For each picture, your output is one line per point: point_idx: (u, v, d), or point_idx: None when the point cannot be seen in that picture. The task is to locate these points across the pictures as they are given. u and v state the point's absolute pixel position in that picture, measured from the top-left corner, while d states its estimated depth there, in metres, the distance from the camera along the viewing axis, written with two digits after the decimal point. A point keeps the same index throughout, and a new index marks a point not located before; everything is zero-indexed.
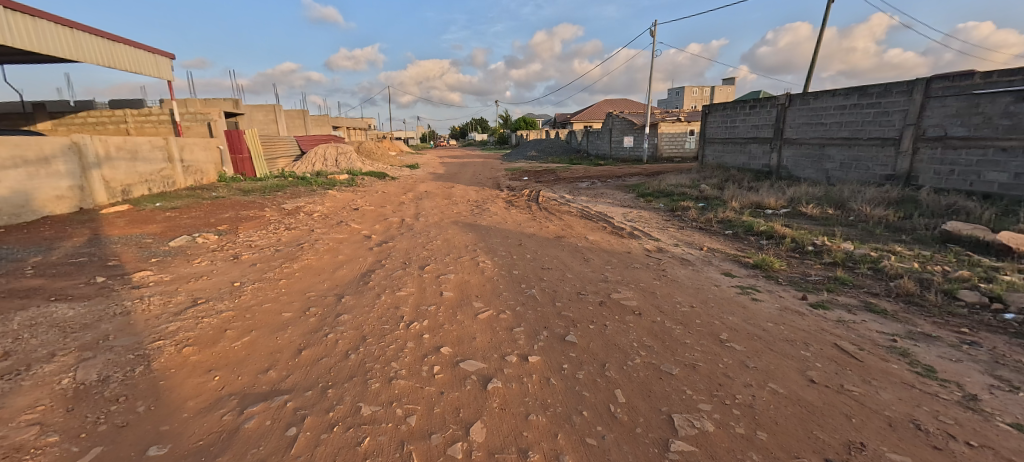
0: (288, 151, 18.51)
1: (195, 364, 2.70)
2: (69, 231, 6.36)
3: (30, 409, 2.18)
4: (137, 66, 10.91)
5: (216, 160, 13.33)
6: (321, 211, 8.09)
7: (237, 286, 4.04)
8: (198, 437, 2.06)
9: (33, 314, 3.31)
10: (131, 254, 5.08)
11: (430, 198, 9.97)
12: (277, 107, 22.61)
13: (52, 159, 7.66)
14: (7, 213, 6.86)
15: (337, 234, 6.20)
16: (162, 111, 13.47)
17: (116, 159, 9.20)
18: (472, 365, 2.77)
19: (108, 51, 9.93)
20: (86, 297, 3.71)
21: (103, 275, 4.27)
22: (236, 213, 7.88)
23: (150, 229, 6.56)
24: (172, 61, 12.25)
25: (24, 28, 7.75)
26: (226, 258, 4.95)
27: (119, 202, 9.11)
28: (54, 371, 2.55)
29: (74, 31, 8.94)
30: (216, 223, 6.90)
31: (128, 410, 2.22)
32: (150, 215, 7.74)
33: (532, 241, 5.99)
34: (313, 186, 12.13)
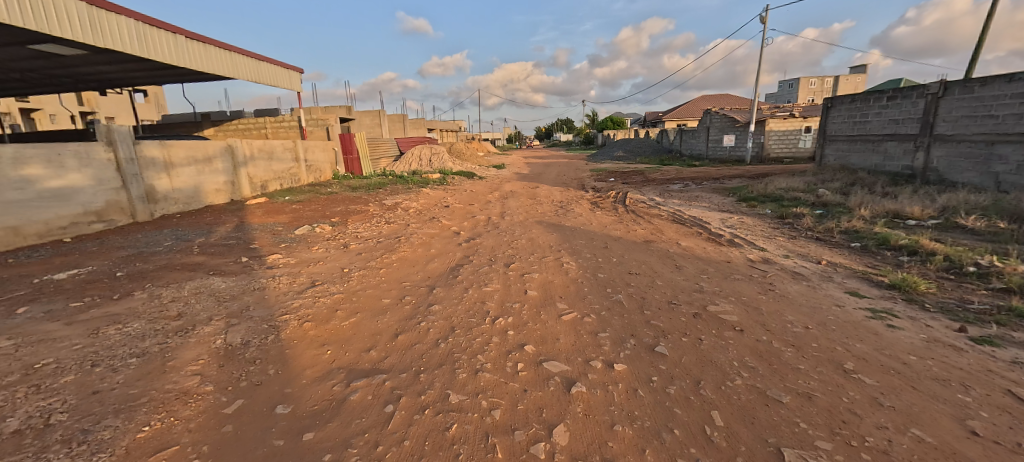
0: (390, 152, 20.39)
1: (312, 338, 3.07)
2: (224, 218, 7.75)
3: (194, 362, 2.68)
4: (277, 81, 12.92)
5: (331, 160, 15.21)
6: (416, 207, 8.73)
7: (346, 272, 4.53)
8: (314, 401, 2.34)
9: (197, 284, 4.09)
10: (266, 239, 6.02)
11: (515, 197, 10.20)
12: (382, 112, 25.04)
13: (214, 158, 9.43)
14: (183, 202, 8.60)
15: (430, 229, 6.63)
16: (292, 118, 15.54)
17: (258, 159, 10.98)
18: (556, 367, 2.75)
19: (256, 69, 11.89)
20: (234, 273, 4.46)
21: (246, 256, 5.11)
22: (347, 207, 8.90)
23: (280, 218, 7.69)
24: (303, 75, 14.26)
25: (196, 53, 9.57)
26: (338, 246, 5.60)
27: (259, 195, 10.85)
28: (211, 332, 3.10)
29: (234, 55, 10.94)
30: (331, 216, 7.83)
31: (263, 371, 2.61)
32: (281, 207, 9.08)
33: (618, 244, 5.78)
34: (410, 184, 13.12)
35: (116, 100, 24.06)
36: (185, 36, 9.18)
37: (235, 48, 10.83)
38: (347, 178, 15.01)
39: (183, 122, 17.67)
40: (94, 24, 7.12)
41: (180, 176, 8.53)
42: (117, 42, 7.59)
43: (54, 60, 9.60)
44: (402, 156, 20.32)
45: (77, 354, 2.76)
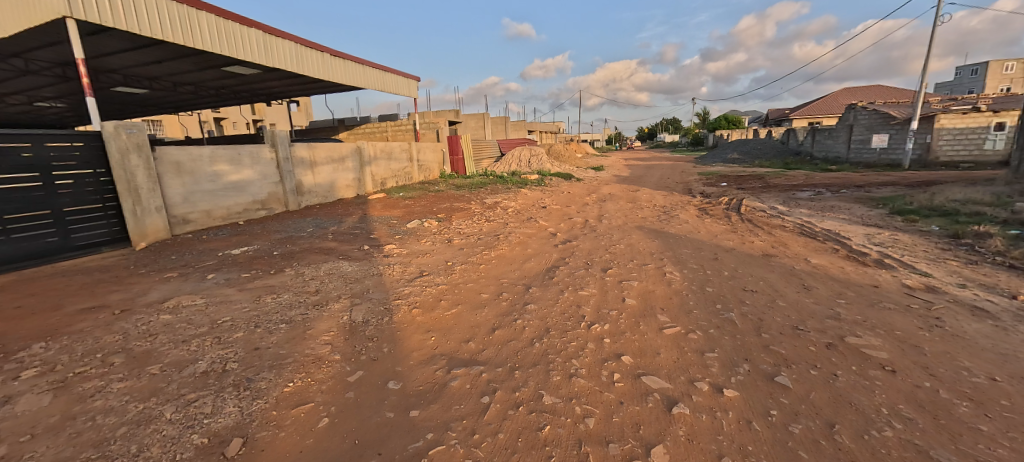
0: (491, 153, 21.34)
1: (420, 324, 3.36)
2: (352, 210, 8.92)
3: (326, 332, 3.13)
4: (398, 89, 14.57)
5: (439, 160, 16.50)
6: (514, 207, 9.00)
7: (450, 265, 4.86)
8: (420, 382, 2.56)
9: (331, 266, 4.77)
10: (384, 230, 6.77)
11: (613, 201, 9.89)
12: (485, 115, 26.37)
13: (346, 158, 10.93)
14: (322, 195, 10.14)
15: (527, 229, 6.77)
16: (409, 122, 17.22)
17: (379, 159, 12.39)
18: (655, 383, 2.59)
19: (381, 79, 13.64)
20: (358, 259, 5.10)
21: (368, 244, 5.81)
22: (451, 204, 9.56)
23: (396, 212, 8.58)
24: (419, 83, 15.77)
25: (336, 67, 11.60)
26: (443, 241, 6.04)
27: (379, 191, 12.25)
28: (340, 309, 3.58)
29: (364, 68, 12.77)
30: (438, 212, 8.48)
31: (379, 349, 2.93)
32: (396, 202, 10.12)
33: (730, 256, 5.22)
34: (508, 184, 13.57)
35: (278, 109, 29.34)
36: (326, 52, 11.10)
37: (364, 60, 12.71)
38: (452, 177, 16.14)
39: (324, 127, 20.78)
40: (268, 47, 9.24)
41: (321, 173, 10.06)
42: (279, 60, 9.60)
43: (242, 81, 12.41)
44: (502, 157, 21.12)
45: (246, 316, 3.43)
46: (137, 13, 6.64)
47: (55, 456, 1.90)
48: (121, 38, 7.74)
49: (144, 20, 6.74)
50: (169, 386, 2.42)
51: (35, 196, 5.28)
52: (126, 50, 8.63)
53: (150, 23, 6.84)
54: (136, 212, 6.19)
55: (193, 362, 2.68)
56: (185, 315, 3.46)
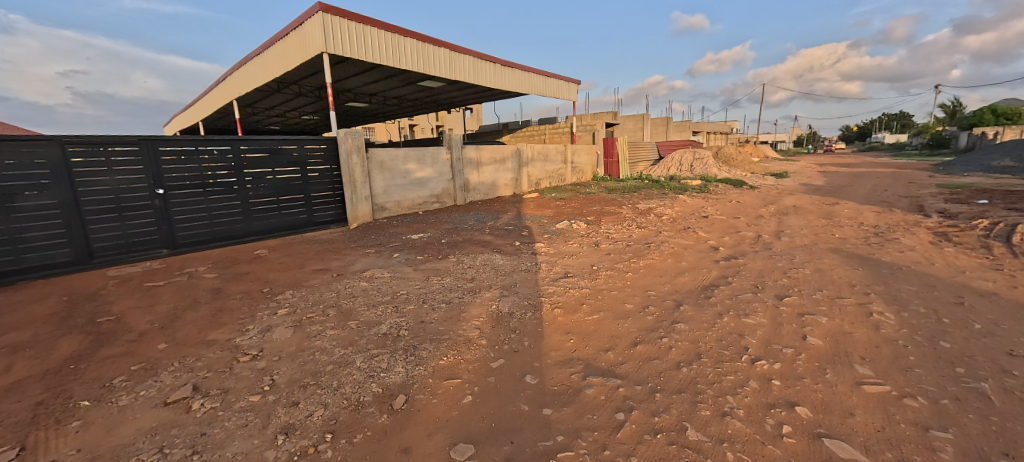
0: (648, 155, 20.22)
1: (560, 324, 3.38)
2: (508, 207, 9.68)
3: (477, 318, 3.45)
4: (559, 93, 15.12)
5: (593, 163, 16.55)
6: (670, 214, 8.33)
7: (595, 270, 4.76)
8: (555, 382, 2.58)
9: (486, 258, 5.25)
10: (535, 228, 7.12)
11: (800, 215, 8.19)
12: (645, 116, 25.14)
13: (507, 159, 11.92)
14: (484, 192, 11.28)
15: (683, 239, 6.16)
16: (566, 125, 17.70)
17: (535, 161, 13.15)
18: (844, 450, 2.02)
19: (545, 84, 14.37)
20: (510, 253, 5.49)
21: (519, 240, 6.20)
22: (601, 207, 9.42)
23: (547, 212, 8.93)
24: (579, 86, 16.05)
25: (506, 76, 12.74)
26: (590, 244, 5.98)
27: (533, 191, 12.97)
28: (489, 298, 3.91)
29: (530, 74, 13.66)
30: (587, 214, 8.47)
31: (520, 341, 3.08)
32: (548, 202, 10.53)
33: (992, 303, 3.70)
34: (665, 190, 12.63)
35: (456, 116, 33.91)
36: (499, 63, 12.29)
37: (531, 68, 13.60)
38: (604, 180, 15.99)
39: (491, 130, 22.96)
40: (454, 63, 10.80)
41: (485, 172, 11.22)
42: (462, 74, 11.09)
43: (431, 93, 14.79)
44: (661, 160, 19.80)
45: (418, 292, 4.05)
46: (368, 45, 8.60)
47: (291, 376, 2.59)
48: (356, 64, 10.08)
49: (371, 50, 8.69)
50: (361, 339, 3.05)
51: (295, 184, 7.34)
52: (358, 73, 11.20)
53: (376, 52, 8.77)
54: (353, 199, 8.04)
55: (378, 324, 3.30)
56: (376, 284, 4.30)
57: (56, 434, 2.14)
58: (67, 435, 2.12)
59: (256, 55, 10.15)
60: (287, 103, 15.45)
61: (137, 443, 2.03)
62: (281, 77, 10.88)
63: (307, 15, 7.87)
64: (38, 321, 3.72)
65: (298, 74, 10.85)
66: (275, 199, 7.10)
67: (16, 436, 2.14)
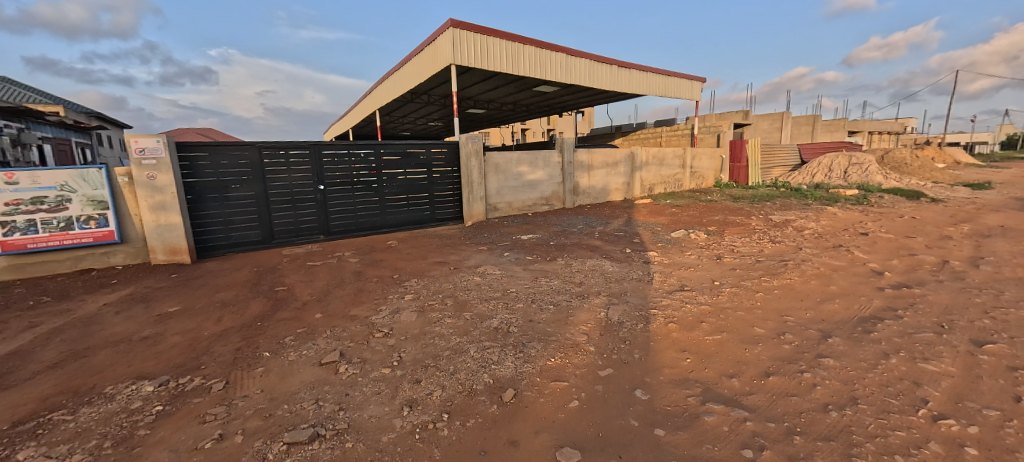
0: (786, 160, 17.60)
1: (675, 340, 3.11)
2: (618, 213, 9.42)
3: (585, 323, 3.39)
4: (680, 92, 14.10)
5: (716, 167, 15.33)
6: (814, 229, 7.12)
7: (717, 285, 4.28)
8: (669, 402, 2.39)
9: (595, 263, 5.16)
10: (647, 236, 6.77)
11: (1015, 238, 6.25)
12: (783, 115, 21.97)
13: (619, 163, 11.63)
14: (594, 196, 11.13)
15: (833, 259, 5.20)
16: (686, 126, 16.52)
17: (651, 165, 12.65)
18: None
19: (664, 84, 13.53)
20: (620, 260, 5.31)
21: (630, 248, 5.96)
22: (725, 217, 8.51)
23: (661, 220, 8.40)
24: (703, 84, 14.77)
25: (622, 76, 12.34)
26: (711, 256, 5.44)
27: (646, 196, 12.42)
28: (598, 304, 3.81)
29: (648, 74, 13.01)
30: (707, 224, 7.74)
31: (630, 353, 2.92)
32: (663, 209, 9.92)
33: None
34: (807, 200, 10.86)
35: (567, 120, 34.09)
36: (614, 64, 11.98)
37: (649, 68, 12.95)
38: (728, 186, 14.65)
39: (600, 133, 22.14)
40: (569, 67, 10.88)
41: (595, 176, 11.08)
42: (576, 77, 11.09)
43: (544, 98, 15.10)
44: (803, 165, 17.13)
45: (527, 291, 4.16)
46: (490, 55, 9.15)
47: (415, 356, 2.88)
48: (477, 73, 10.82)
49: (493, 59, 9.22)
50: (475, 331, 3.24)
51: (421, 183, 8.17)
52: (479, 81, 12.01)
53: (496, 61, 9.29)
54: (469, 199, 8.63)
55: (490, 318, 3.48)
56: (488, 280, 4.54)
57: (248, 374, 2.72)
58: (255, 377, 2.68)
59: (396, 70, 11.60)
60: (417, 111, 17.35)
61: (300, 393, 2.47)
62: (415, 88, 12.26)
63: (440, 32, 8.71)
64: (239, 285, 4.80)
65: (428, 85, 12.10)
66: (404, 196, 8.01)
67: (223, 371, 2.77)
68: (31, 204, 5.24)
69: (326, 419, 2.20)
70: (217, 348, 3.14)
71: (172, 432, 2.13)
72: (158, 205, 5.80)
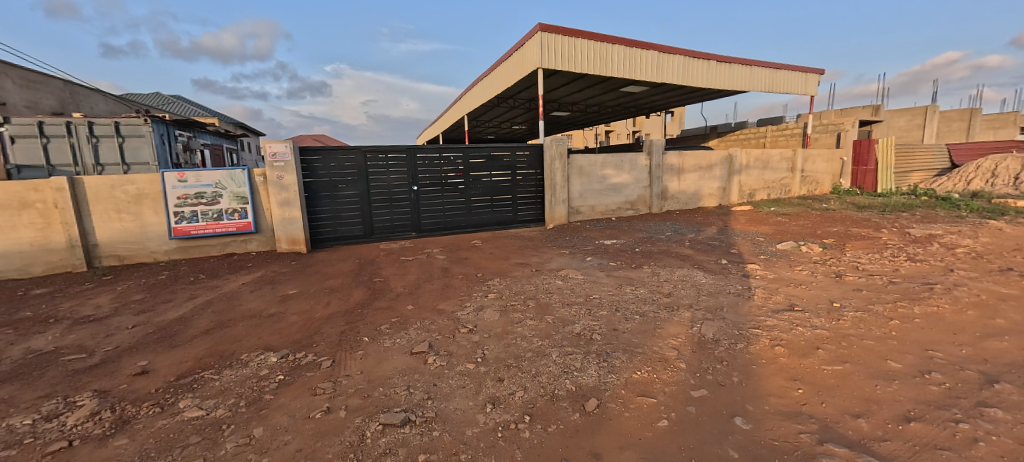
0: (931, 162, 14.72)
1: (783, 366, 2.71)
2: (712, 220, 8.69)
3: (675, 337, 3.16)
4: (789, 87, 12.58)
5: (834, 171, 13.50)
6: (973, 246, 5.82)
7: (836, 308, 3.68)
8: (775, 435, 2.05)
9: (686, 274, 4.82)
10: (747, 247, 6.14)
11: None
12: (928, 110, 18.41)
13: (714, 166, 10.75)
14: (683, 201, 10.41)
15: (1002, 285, 4.18)
16: (796, 125, 14.71)
17: (753, 168, 11.51)
18: None
19: (770, 78, 12.18)
20: (714, 272, 4.89)
21: (726, 259, 5.46)
22: (845, 228, 7.38)
23: (763, 229, 7.56)
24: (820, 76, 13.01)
25: (721, 72, 11.36)
26: (827, 273, 4.73)
27: (745, 203, 11.30)
28: (690, 318, 3.52)
29: (751, 68, 11.80)
30: (822, 235, 6.78)
31: (727, 374, 2.62)
32: (765, 217, 8.93)
33: None
34: (959, 211, 8.98)
35: (654, 122, 32.50)
36: (712, 59, 11.10)
37: (753, 61, 11.76)
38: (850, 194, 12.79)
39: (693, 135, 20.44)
40: (660, 65, 10.34)
41: (686, 179, 10.36)
42: (668, 76, 10.49)
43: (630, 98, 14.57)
44: (956, 168, 14.15)
45: (610, 299, 4.01)
46: (577, 56, 9.07)
47: (498, 354, 2.93)
48: (564, 76, 10.81)
49: (580, 61, 9.13)
50: (557, 335, 3.21)
51: (504, 186, 8.40)
52: (564, 84, 11.98)
53: (583, 62, 9.18)
54: (552, 202, 8.63)
55: (572, 323, 3.42)
56: (570, 284, 4.48)
57: (350, 356, 3.01)
58: (356, 358, 2.95)
59: (484, 77, 12.10)
60: (501, 115, 17.89)
61: (394, 378, 2.65)
62: (501, 93, 12.65)
63: (528, 36, 8.87)
64: (344, 274, 5.36)
65: (514, 89, 12.40)
66: (489, 198, 8.30)
67: (331, 351, 3.10)
68: (195, 198, 6.43)
69: (416, 406, 2.33)
70: (326, 329, 3.54)
71: (290, 400, 2.44)
72: (284, 202, 6.73)
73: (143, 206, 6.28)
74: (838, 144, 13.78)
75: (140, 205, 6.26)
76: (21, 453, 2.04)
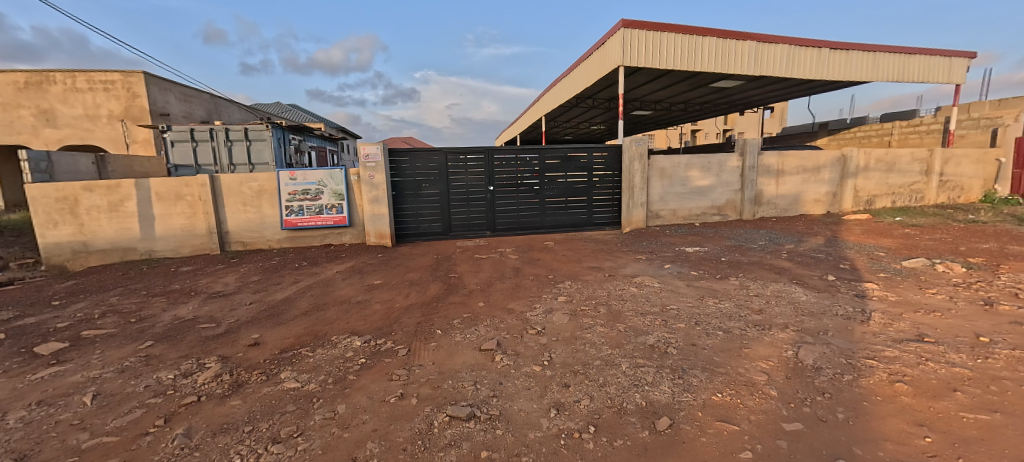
0: None
1: (907, 407, 2.25)
2: (816, 230, 7.64)
3: (766, 360, 2.83)
4: (927, 75, 10.58)
5: (987, 175, 11.08)
6: None
7: (986, 343, 2.98)
8: None
9: (781, 289, 4.29)
10: (862, 262, 5.28)
11: None
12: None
13: (822, 168, 9.44)
14: (781, 207, 9.31)
15: None
16: (935, 120, 12.33)
17: (873, 171, 9.89)
18: None
19: (901, 66, 10.35)
20: (817, 289, 4.29)
21: (834, 275, 4.75)
22: (1002, 246, 5.99)
23: (885, 242, 6.45)
24: (970, 61, 10.76)
25: (836, 61, 9.93)
26: (974, 300, 3.86)
27: (861, 211, 9.77)
28: (785, 340, 3.12)
29: (875, 55, 10.14)
30: (968, 253, 5.58)
31: (830, 410, 2.25)
32: (888, 229, 7.60)
33: None
34: None
35: (750, 118, 29.58)
36: (822, 47, 9.76)
37: (878, 46, 10.09)
38: (1010, 203, 10.43)
39: (797, 132, 18.12)
40: (759, 56, 9.35)
41: (786, 183, 9.25)
42: (767, 68, 9.44)
43: (722, 94, 13.41)
44: None
45: (690, 311, 3.71)
46: (663, 52, 8.57)
47: (565, 359, 2.88)
48: (647, 73, 10.31)
49: (666, 57, 8.61)
50: (627, 345, 3.05)
51: (578, 187, 8.26)
52: (647, 82, 11.43)
53: (670, 57, 8.64)
54: (629, 205, 8.27)
55: (646, 334, 3.23)
56: (645, 292, 4.25)
57: (424, 346, 3.18)
58: (429, 350, 3.11)
59: (563, 77, 12.03)
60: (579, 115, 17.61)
61: (463, 372, 2.74)
62: (580, 93, 12.47)
63: (611, 33, 8.61)
64: (422, 268, 5.70)
65: (593, 89, 12.11)
66: (563, 200, 8.23)
67: (407, 340, 3.31)
68: (302, 194, 7.32)
69: (481, 403, 2.37)
70: (404, 319, 3.78)
71: (369, 382, 2.64)
72: (374, 199, 7.35)
73: (262, 201, 7.30)
74: (994, 142, 11.24)
75: (260, 199, 7.29)
76: (165, 402, 2.48)
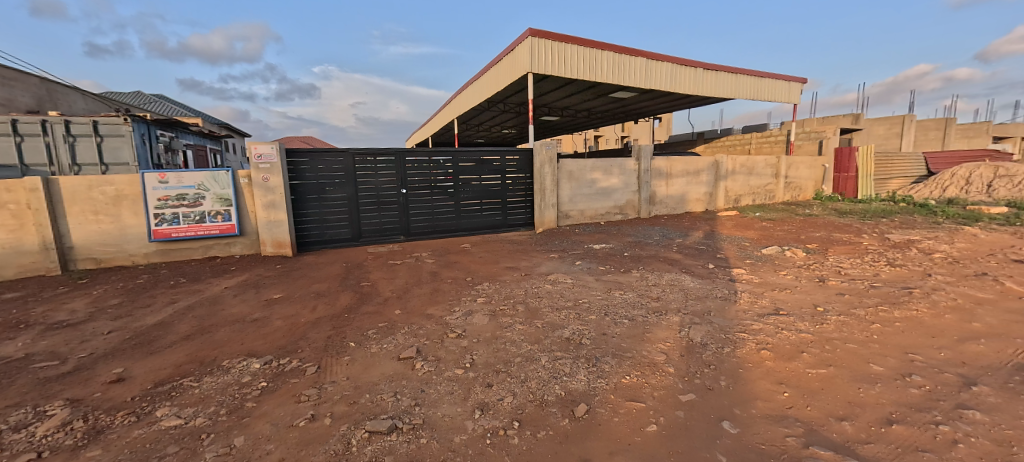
0: (908, 169, 15.25)
1: (770, 370, 2.72)
2: (699, 225, 8.81)
3: (664, 341, 3.18)
4: (773, 95, 12.87)
5: (817, 177, 13.81)
6: (947, 250, 5.96)
7: (820, 312, 3.72)
8: (763, 439, 2.02)
9: (673, 278, 4.87)
10: (734, 251, 6.23)
11: None
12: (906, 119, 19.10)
13: (701, 172, 10.92)
14: (671, 206, 10.54)
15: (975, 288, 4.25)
16: (781, 132, 14.89)
17: (739, 174, 11.73)
18: None
19: (755, 86, 12.44)
20: (701, 276, 4.95)
21: (713, 264, 5.53)
22: (828, 234, 7.55)
23: (749, 234, 7.72)
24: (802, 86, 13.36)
25: (708, 80, 11.57)
26: (812, 278, 4.81)
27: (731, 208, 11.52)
28: (677, 323, 3.55)
29: (737, 76, 12.03)
30: (807, 241, 6.93)
31: (715, 379, 2.62)
32: (751, 223, 9.07)
33: None
34: (936, 217, 9.09)
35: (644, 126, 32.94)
36: (698, 66, 11.29)
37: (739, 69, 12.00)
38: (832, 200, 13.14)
39: (681, 140, 20.62)
40: (649, 71, 10.49)
41: (674, 185, 10.50)
42: (656, 82, 10.63)
43: (619, 104, 14.74)
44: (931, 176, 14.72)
45: (600, 303, 4.02)
46: (568, 62, 9.14)
47: (487, 359, 2.91)
48: (554, 81, 10.90)
49: (571, 66, 9.20)
50: (545, 340, 3.19)
51: (493, 189, 8.39)
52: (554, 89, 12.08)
53: (574, 67, 9.25)
54: (542, 206, 8.64)
55: (562, 328, 3.42)
56: (560, 288, 4.49)
57: (337, 361, 2.95)
58: (342, 365, 2.89)
59: (475, 81, 12.14)
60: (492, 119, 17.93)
61: (381, 384, 2.61)
62: (492, 97, 12.69)
63: (519, 41, 8.92)
64: (331, 278, 5.28)
65: (504, 93, 12.43)
66: (479, 202, 8.29)
67: (317, 357, 3.04)
68: (176, 200, 6.28)
69: (403, 413, 2.29)
70: (311, 335, 3.46)
71: (273, 408, 2.37)
72: (270, 204, 6.61)
73: (121, 208, 6.10)
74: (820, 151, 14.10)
75: (118, 206, 6.08)
76: None
